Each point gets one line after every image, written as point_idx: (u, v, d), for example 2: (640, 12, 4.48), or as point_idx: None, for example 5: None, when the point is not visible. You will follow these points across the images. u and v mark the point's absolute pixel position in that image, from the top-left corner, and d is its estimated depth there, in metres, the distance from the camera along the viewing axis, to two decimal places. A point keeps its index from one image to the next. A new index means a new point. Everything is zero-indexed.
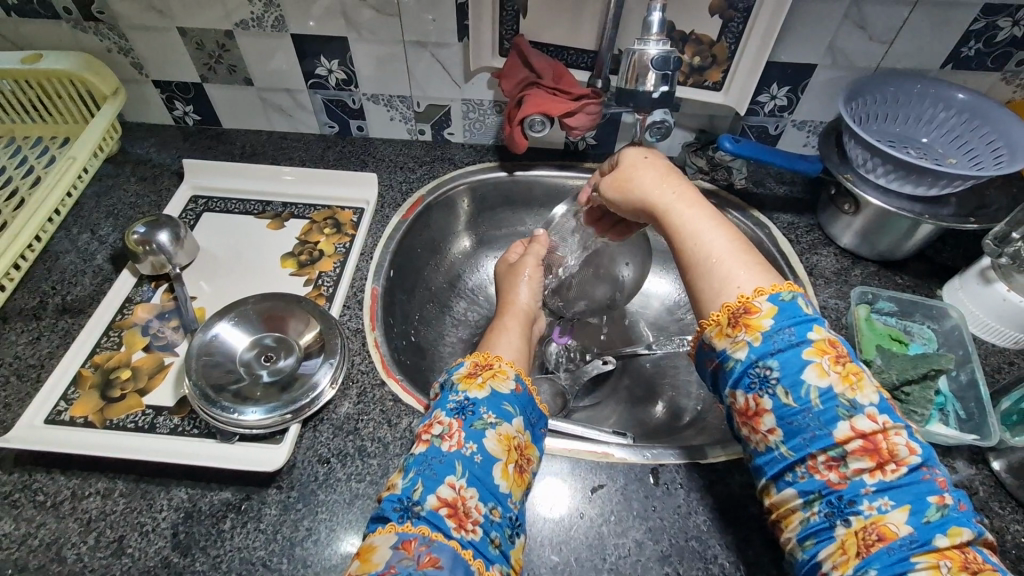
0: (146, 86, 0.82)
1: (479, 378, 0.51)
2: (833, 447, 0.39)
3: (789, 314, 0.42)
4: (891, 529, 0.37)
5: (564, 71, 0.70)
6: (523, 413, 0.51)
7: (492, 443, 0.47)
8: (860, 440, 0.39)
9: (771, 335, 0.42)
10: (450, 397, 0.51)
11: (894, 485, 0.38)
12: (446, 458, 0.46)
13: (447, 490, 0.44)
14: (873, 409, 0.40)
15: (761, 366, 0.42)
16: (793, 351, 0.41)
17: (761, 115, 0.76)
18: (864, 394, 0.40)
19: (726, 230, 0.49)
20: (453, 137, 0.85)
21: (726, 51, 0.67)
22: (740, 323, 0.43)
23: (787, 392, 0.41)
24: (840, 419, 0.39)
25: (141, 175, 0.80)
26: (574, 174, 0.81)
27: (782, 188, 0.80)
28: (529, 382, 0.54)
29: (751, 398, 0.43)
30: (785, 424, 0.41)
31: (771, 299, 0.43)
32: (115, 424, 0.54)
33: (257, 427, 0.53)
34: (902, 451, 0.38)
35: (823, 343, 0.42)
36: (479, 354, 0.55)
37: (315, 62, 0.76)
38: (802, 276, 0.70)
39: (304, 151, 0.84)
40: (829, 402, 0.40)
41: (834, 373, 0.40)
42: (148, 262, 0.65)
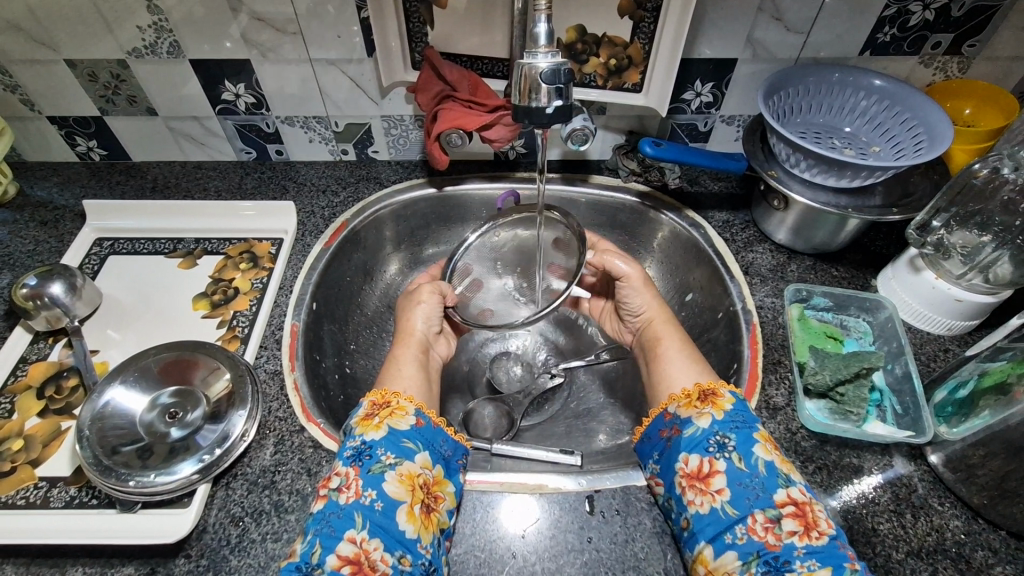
0: (40, 122, 0.76)
1: (376, 418, 0.49)
2: (771, 508, 0.44)
3: (745, 407, 0.51)
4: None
5: (480, 80, 0.67)
6: (428, 447, 0.49)
7: (393, 485, 0.45)
8: (794, 506, 0.44)
9: (731, 414, 0.50)
10: (347, 443, 0.48)
11: (818, 548, 0.42)
12: (344, 511, 0.44)
13: (348, 546, 0.42)
14: (803, 487, 0.46)
15: (720, 435, 0.49)
16: (747, 428, 0.49)
17: (689, 113, 0.74)
18: (797, 474, 0.47)
19: (688, 348, 0.60)
20: (379, 155, 0.81)
21: (641, 52, 0.65)
22: (708, 399, 0.51)
23: (740, 457, 0.47)
24: (779, 485, 0.45)
25: (42, 219, 0.74)
26: (504, 185, 0.78)
27: (717, 185, 0.78)
28: (432, 414, 0.52)
29: (705, 461, 0.48)
30: (732, 487, 0.46)
31: (733, 391, 0.52)
32: (3, 502, 0.50)
33: (162, 492, 0.49)
34: (824, 521, 0.44)
35: (767, 432, 0.49)
36: (376, 393, 0.52)
37: (220, 87, 0.72)
38: (738, 275, 0.68)
39: (221, 180, 0.79)
40: (771, 471, 0.46)
41: (776, 452, 0.47)
42: (42, 317, 0.61)
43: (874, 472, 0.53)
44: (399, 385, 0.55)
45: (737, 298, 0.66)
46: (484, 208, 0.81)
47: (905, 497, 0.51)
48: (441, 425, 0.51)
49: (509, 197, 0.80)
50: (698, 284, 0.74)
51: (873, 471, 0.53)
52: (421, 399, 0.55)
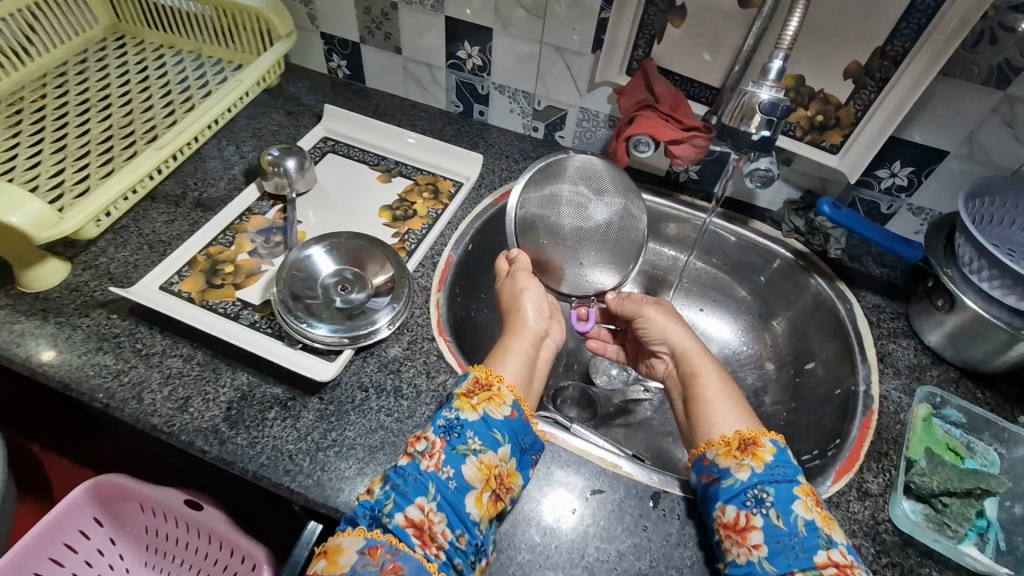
0: (313, 35, 0.92)
1: (474, 400, 0.53)
2: (811, 570, 0.44)
3: (787, 460, 0.51)
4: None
5: (683, 101, 0.71)
6: (511, 440, 0.52)
7: (471, 469, 0.49)
8: (835, 568, 0.44)
9: (772, 467, 0.50)
10: (443, 413, 0.53)
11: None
12: (422, 477, 0.48)
13: (416, 510, 0.47)
14: (844, 548, 0.46)
15: (759, 489, 0.49)
16: (788, 485, 0.49)
17: (876, 190, 0.73)
18: (839, 534, 0.46)
19: (727, 391, 0.59)
20: (563, 140, 0.88)
21: (851, 117, 0.66)
22: (748, 450, 0.51)
23: (778, 515, 0.47)
24: (819, 547, 0.45)
25: (289, 110, 0.91)
26: (665, 202, 0.82)
27: (879, 269, 0.76)
28: (526, 408, 0.55)
29: (742, 514, 0.48)
30: (768, 540, 0.46)
31: (774, 441, 0.52)
32: (210, 305, 0.64)
33: (319, 342, 0.60)
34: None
35: (808, 487, 0.49)
36: (481, 370, 0.56)
37: (459, 45, 0.83)
38: (871, 360, 0.66)
39: (428, 122, 0.92)
40: (812, 531, 0.46)
41: (816, 510, 0.47)
42: (274, 181, 0.76)
43: None
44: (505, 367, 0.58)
45: (862, 380, 0.65)
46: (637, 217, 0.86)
47: None
48: (531, 422, 0.54)
49: (666, 214, 0.83)
50: (823, 355, 0.73)
51: None
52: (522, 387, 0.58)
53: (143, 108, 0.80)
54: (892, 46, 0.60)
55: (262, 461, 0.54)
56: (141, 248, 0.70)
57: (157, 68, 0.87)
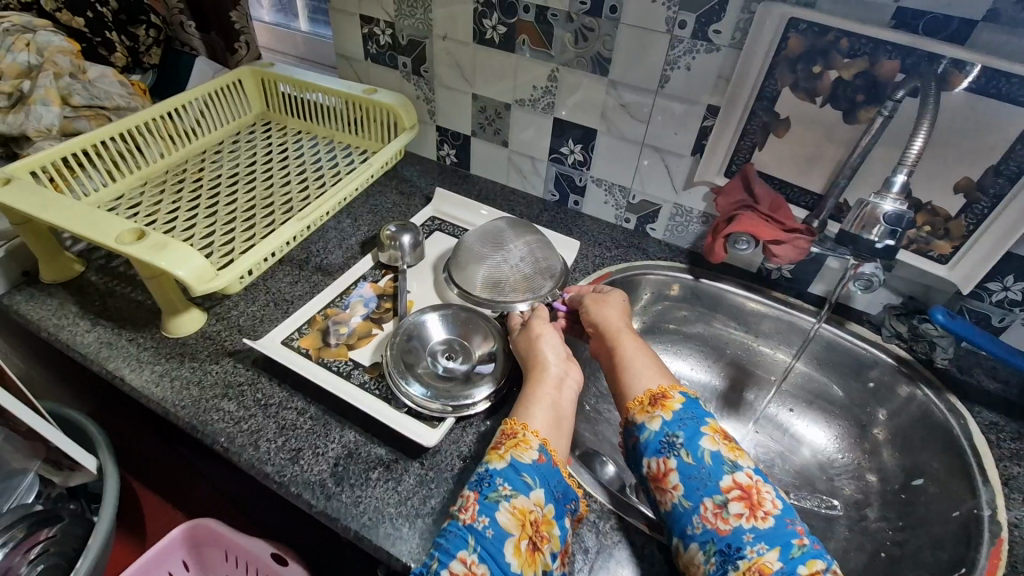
0: (430, 127, 1.03)
1: (501, 449, 0.55)
2: (718, 495, 0.49)
3: (694, 406, 0.56)
4: (766, 565, 0.44)
5: (783, 203, 0.74)
6: (543, 485, 0.53)
7: (506, 516, 0.50)
8: (738, 489, 0.49)
9: (679, 414, 0.54)
10: (476, 470, 0.55)
11: (764, 531, 0.46)
12: (460, 532, 0.49)
13: (459, 564, 0.47)
14: (750, 470, 0.51)
15: (670, 435, 0.54)
16: (694, 425, 0.54)
17: (986, 302, 0.71)
18: (745, 459, 0.52)
19: (645, 352, 0.62)
20: (654, 232, 0.92)
21: (962, 229, 0.66)
22: (658, 403, 0.56)
23: (687, 453, 0.52)
24: (724, 472, 0.50)
25: (401, 190, 1.00)
26: (757, 297, 0.83)
27: (994, 384, 0.72)
28: (553, 454, 0.56)
29: (660, 461, 0.53)
30: (686, 478, 0.51)
31: (683, 393, 0.57)
32: (325, 362, 0.69)
33: (422, 407, 0.63)
34: (769, 501, 0.48)
35: (715, 424, 0.54)
36: (507, 422, 0.58)
37: (563, 142, 0.91)
38: (994, 481, 0.62)
39: (526, 209, 0.98)
40: (717, 460, 0.51)
41: (721, 442, 0.52)
42: (388, 253, 0.82)
43: None
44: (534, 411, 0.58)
45: (986, 505, 0.60)
46: (727, 310, 0.86)
47: None
48: (559, 466, 0.55)
49: (757, 309, 0.84)
50: (935, 472, 0.68)
51: None
52: (559, 433, 0.58)
53: (282, 183, 0.91)
54: (1007, 165, 0.61)
55: (364, 522, 0.55)
56: (268, 306, 0.77)
57: (295, 150, 1.00)
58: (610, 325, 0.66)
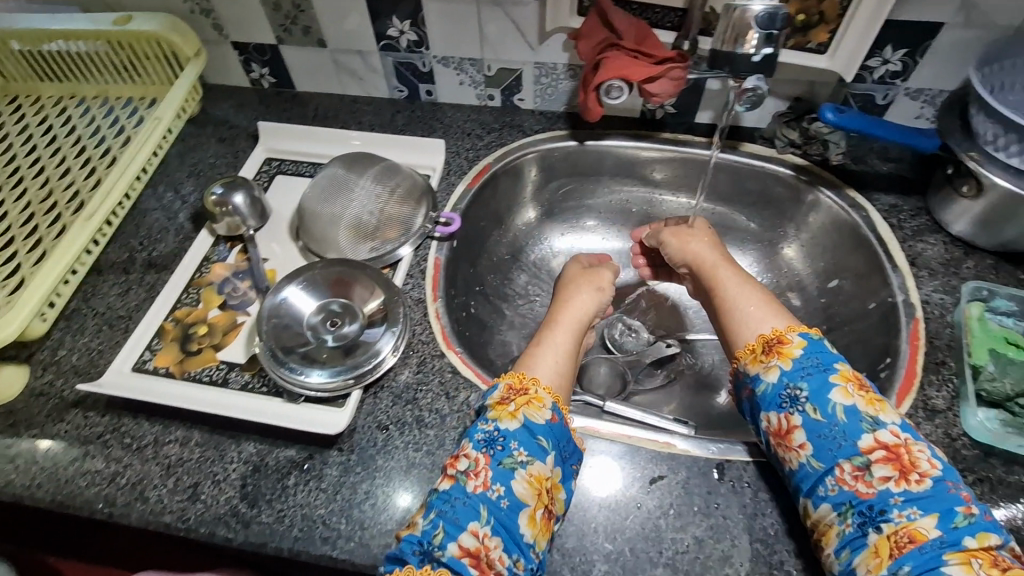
0: (226, 47, 0.82)
1: (512, 406, 0.49)
2: (858, 457, 0.44)
3: (817, 349, 0.49)
4: (920, 532, 0.40)
5: (648, 32, 0.64)
6: (556, 447, 0.49)
7: (521, 485, 0.46)
8: (882, 450, 0.44)
9: (802, 361, 0.49)
10: (479, 425, 0.49)
11: (919, 495, 0.41)
12: (471, 500, 0.45)
13: (470, 537, 0.43)
14: (895, 427, 0.45)
15: (792, 388, 0.48)
16: (821, 374, 0.47)
17: (868, 82, 0.67)
18: (886, 414, 0.45)
19: (752, 288, 0.57)
20: (523, 103, 0.81)
21: (836, 8, 0.60)
22: (773, 350, 0.50)
23: (814, 408, 0.46)
24: (865, 432, 0.44)
25: (221, 136, 0.82)
26: (648, 145, 0.76)
27: (886, 166, 0.71)
28: (565, 411, 0.51)
29: (783, 418, 0.48)
30: (814, 436, 0.46)
31: (802, 334, 0.50)
32: (192, 376, 0.57)
33: (322, 390, 0.54)
34: (924, 462, 0.43)
35: (847, 372, 0.48)
36: (512, 376, 0.53)
37: (388, 22, 0.74)
38: (902, 265, 0.62)
39: (374, 116, 0.83)
40: (853, 417, 0.45)
41: (857, 395, 0.46)
42: (225, 222, 0.68)
43: None
44: (538, 365, 0.54)
45: (899, 290, 0.61)
46: (620, 167, 0.80)
47: None
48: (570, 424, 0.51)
49: (650, 157, 0.77)
50: (849, 270, 0.69)
51: None
52: (562, 385, 0.54)
53: (59, 173, 0.72)
54: None
55: (296, 535, 0.49)
56: (100, 330, 0.62)
57: (63, 123, 0.77)
58: (704, 258, 0.63)
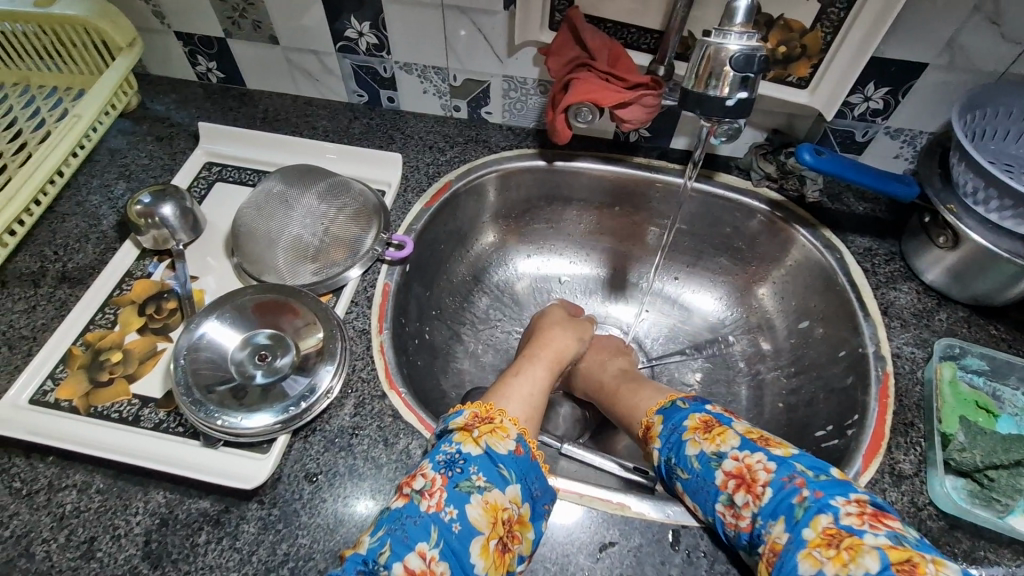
0: (168, 37, 0.75)
1: (476, 432, 0.46)
2: (722, 495, 0.45)
3: (674, 415, 0.52)
4: (777, 542, 0.41)
5: (622, 51, 0.60)
6: (521, 480, 0.45)
7: (476, 510, 0.42)
8: (732, 479, 0.45)
9: (665, 435, 0.51)
10: (443, 447, 0.46)
11: (765, 506, 0.42)
12: (422, 520, 0.41)
13: (416, 559, 0.40)
14: (734, 450, 0.46)
15: (666, 458, 0.50)
16: (676, 437, 0.50)
17: (849, 119, 0.64)
18: (726, 441, 0.47)
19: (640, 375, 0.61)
20: (491, 117, 0.76)
21: (819, 42, 0.56)
22: (649, 437, 0.53)
23: (681, 469, 0.48)
24: (714, 469, 0.46)
25: (159, 134, 0.75)
26: (620, 169, 0.72)
27: (862, 206, 0.68)
28: (532, 445, 0.48)
29: (676, 491, 0.49)
30: (692, 495, 0.47)
31: (660, 411, 0.53)
32: (99, 412, 0.51)
33: (245, 435, 0.49)
34: (762, 473, 0.44)
35: (695, 423, 0.49)
36: (480, 405, 0.50)
37: (345, 23, 0.68)
38: (874, 315, 0.60)
39: (330, 121, 0.77)
40: (704, 461, 0.47)
41: (700, 441, 0.48)
42: (150, 235, 0.61)
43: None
44: (506, 402, 0.52)
45: (870, 340, 0.58)
46: (591, 190, 0.75)
47: None
48: (539, 461, 0.47)
49: (622, 182, 0.73)
50: (820, 313, 0.66)
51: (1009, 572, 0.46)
52: (528, 423, 0.51)
53: None
54: None
55: None
56: None
57: None
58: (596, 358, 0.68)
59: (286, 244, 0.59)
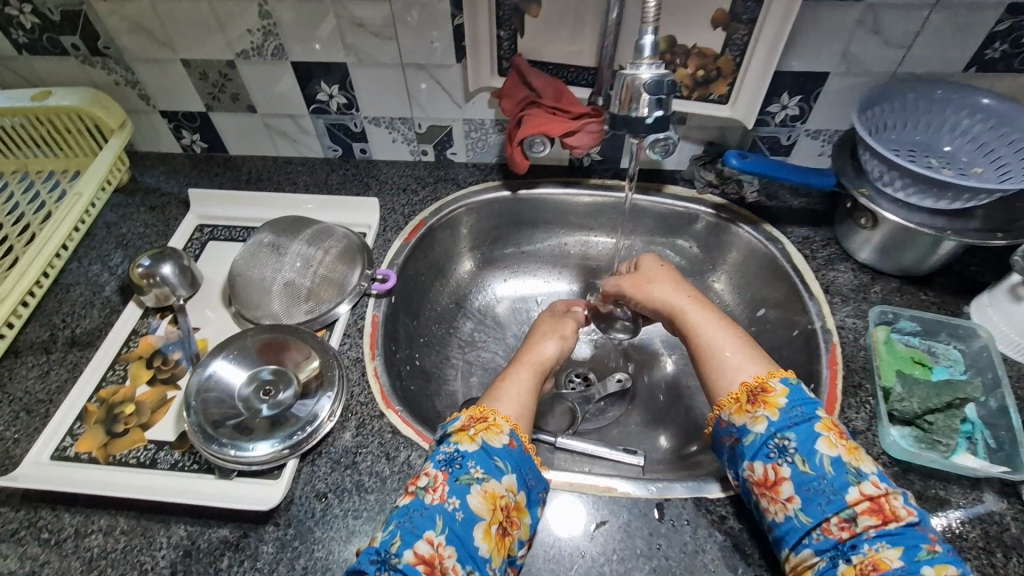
0: (154, 116, 0.82)
1: (471, 430, 0.51)
2: (845, 509, 0.43)
3: (800, 396, 0.49)
4: (885, 562, 0.40)
5: (564, 88, 0.68)
6: (515, 471, 0.50)
7: (476, 499, 0.46)
8: (868, 501, 0.43)
9: (788, 412, 0.48)
10: (441, 448, 0.51)
11: (891, 532, 0.42)
12: (427, 512, 0.46)
13: (425, 545, 0.44)
14: (874, 476, 0.44)
15: (780, 438, 0.47)
16: (807, 425, 0.47)
17: (772, 126, 0.73)
18: (867, 463, 0.45)
19: (730, 331, 0.57)
20: (456, 157, 0.84)
21: (730, 64, 0.65)
22: (759, 400, 0.50)
23: (804, 460, 0.45)
24: (851, 484, 0.44)
25: (151, 204, 0.81)
26: (578, 191, 0.79)
27: (798, 201, 0.76)
28: (524, 439, 0.53)
29: (769, 468, 0.47)
30: (801, 490, 0.45)
31: (783, 380, 0.50)
32: (118, 459, 0.55)
33: (256, 463, 0.53)
34: (902, 509, 0.43)
35: (829, 422, 0.47)
36: (474, 407, 0.54)
37: (316, 87, 0.76)
38: (818, 294, 0.66)
39: (309, 176, 0.84)
40: (840, 468, 0.45)
41: (841, 445, 0.46)
42: (153, 293, 0.66)
43: (963, 508, 0.50)
44: (500, 403, 0.56)
45: (817, 317, 0.65)
46: (556, 213, 0.82)
47: (996, 536, 0.49)
48: (531, 452, 0.52)
49: (583, 202, 0.80)
50: (773, 300, 0.72)
51: (960, 506, 0.51)
52: (523, 420, 0.56)
53: None
54: None
55: None
56: (16, 418, 0.59)
57: None
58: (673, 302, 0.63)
59: (280, 289, 0.64)
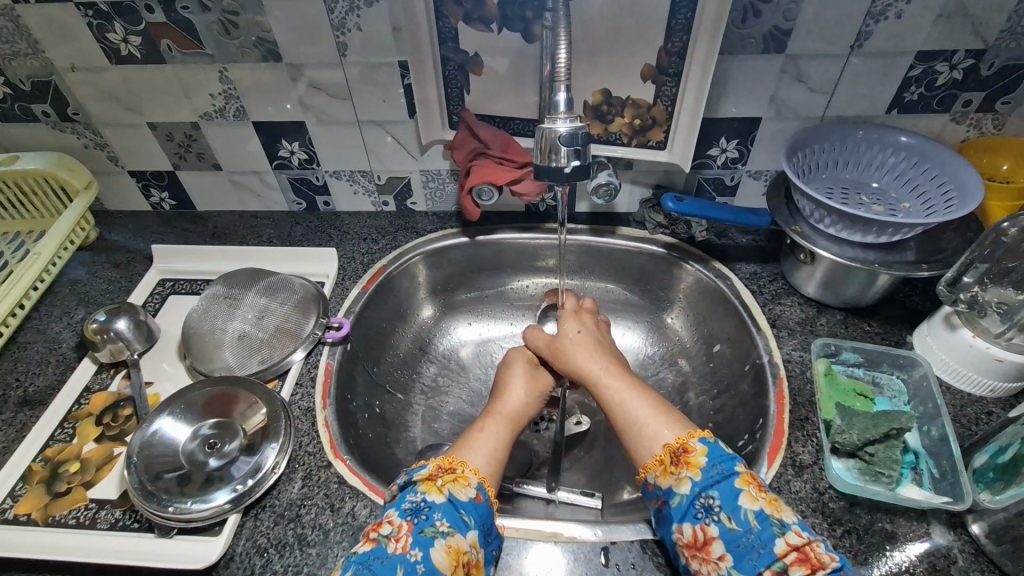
0: (122, 176, 0.85)
1: (439, 481, 0.50)
2: (776, 562, 0.42)
3: (719, 453, 0.49)
4: None
5: (510, 140, 0.71)
6: (478, 525, 0.49)
7: (439, 554, 0.45)
8: (794, 551, 0.42)
9: (708, 470, 0.48)
10: (407, 496, 0.50)
11: None
12: (389, 561, 0.44)
13: None
14: (797, 526, 0.44)
15: (704, 497, 0.47)
16: (728, 481, 0.47)
17: (715, 168, 0.76)
18: (788, 514, 0.45)
19: (644, 398, 0.57)
20: (417, 206, 0.86)
21: (664, 113, 0.68)
22: (681, 461, 0.50)
23: (729, 517, 0.45)
24: (776, 536, 0.44)
25: (116, 261, 0.82)
26: (534, 236, 0.82)
27: (745, 238, 0.78)
28: (491, 492, 0.52)
29: (698, 529, 0.46)
30: (733, 548, 0.44)
31: (702, 441, 0.51)
32: (57, 520, 0.54)
33: (196, 519, 0.52)
34: (828, 557, 0.42)
35: (746, 475, 0.48)
36: (444, 457, 0.53)
37: (278, 145, 0.79)
38: (765, 328, 0.68)
39: (274, 229, 0.86)
40: (765, 521, 0.44)
41: (761, 498, 0.46)
42: (107, 349, 0.67)
43: (910, 541, 0.50)
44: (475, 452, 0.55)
45: (764, 351, 0.66)
46: (514, 256, 0.84)
47: (943, 569, 0.48)
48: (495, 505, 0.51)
49: (539, 245, 0.82)
50: (725, 335, 0.73)
51: (908, 539, 0.50)
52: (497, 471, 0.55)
53: None
54: (674, 43, 0.62)
55: None
56: None
57: None
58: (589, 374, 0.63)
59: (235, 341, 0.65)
